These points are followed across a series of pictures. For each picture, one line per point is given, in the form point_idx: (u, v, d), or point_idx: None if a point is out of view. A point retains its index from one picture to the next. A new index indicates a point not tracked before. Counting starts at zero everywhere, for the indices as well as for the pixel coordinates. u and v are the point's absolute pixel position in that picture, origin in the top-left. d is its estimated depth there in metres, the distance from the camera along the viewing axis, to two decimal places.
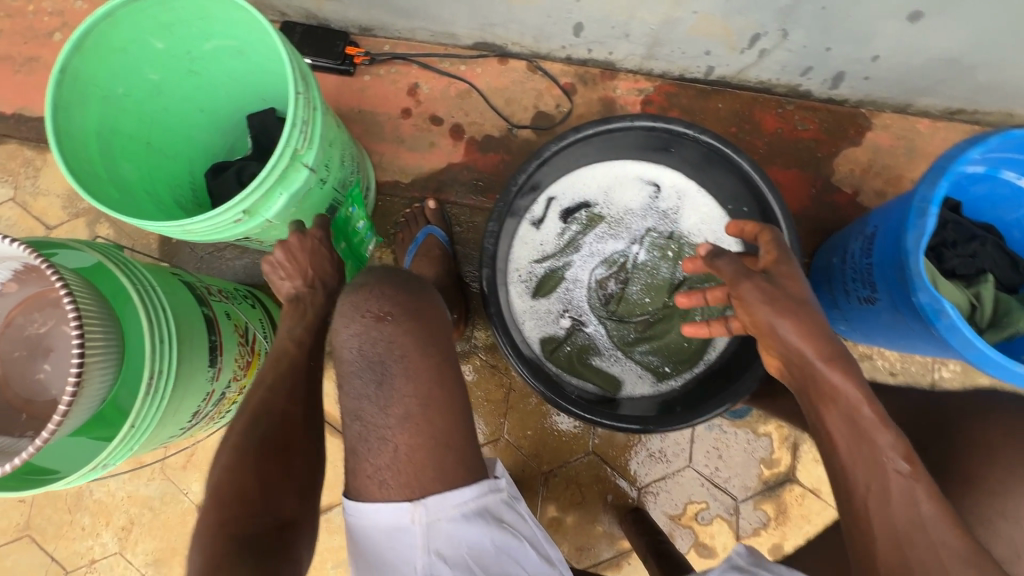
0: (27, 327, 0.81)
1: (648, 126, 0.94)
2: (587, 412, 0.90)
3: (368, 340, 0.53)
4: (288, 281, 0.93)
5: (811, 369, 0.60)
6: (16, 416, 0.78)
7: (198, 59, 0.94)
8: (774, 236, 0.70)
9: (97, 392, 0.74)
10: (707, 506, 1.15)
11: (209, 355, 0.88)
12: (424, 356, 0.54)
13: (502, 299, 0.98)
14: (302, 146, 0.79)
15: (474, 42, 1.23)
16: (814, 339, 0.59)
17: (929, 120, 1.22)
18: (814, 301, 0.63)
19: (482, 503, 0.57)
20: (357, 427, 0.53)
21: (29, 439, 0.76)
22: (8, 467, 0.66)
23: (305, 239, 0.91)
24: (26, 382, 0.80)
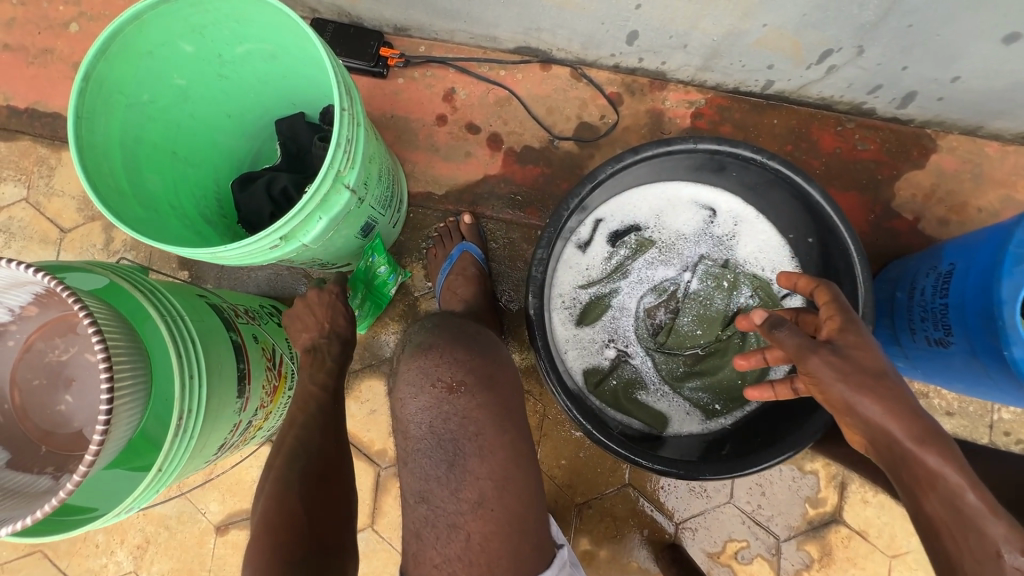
0: (47, 353, 0.75)
1: (712, 149, 0.87)
2: (638, 455, 0.84)
3: (441, 413, 0.57)
4: (305, 332, 0.95)
5: (900, 451, 0.57)
6: (36, 449, 0.73)
7: (228, 64, 0.88)
8: (832, 294, 0.67)
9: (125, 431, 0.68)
10: (748, 545, 1.10)
11: (237, 385, 0.82)
12: (498, 434, 0.58)
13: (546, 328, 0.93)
14: (345, 167, 0.73)
15: (517, 46, 1.16)
16: (901, 418, 0.57)
17: (999, 144, 1.14)
18: (890, 370, 0.60)
19: None
20: (425, 510, 0.56)
21: (49, 477, 0.70)
22: (31, 518, 0.60)
23: (323, 294, 0.95)
24: (45, 413, 0.74)
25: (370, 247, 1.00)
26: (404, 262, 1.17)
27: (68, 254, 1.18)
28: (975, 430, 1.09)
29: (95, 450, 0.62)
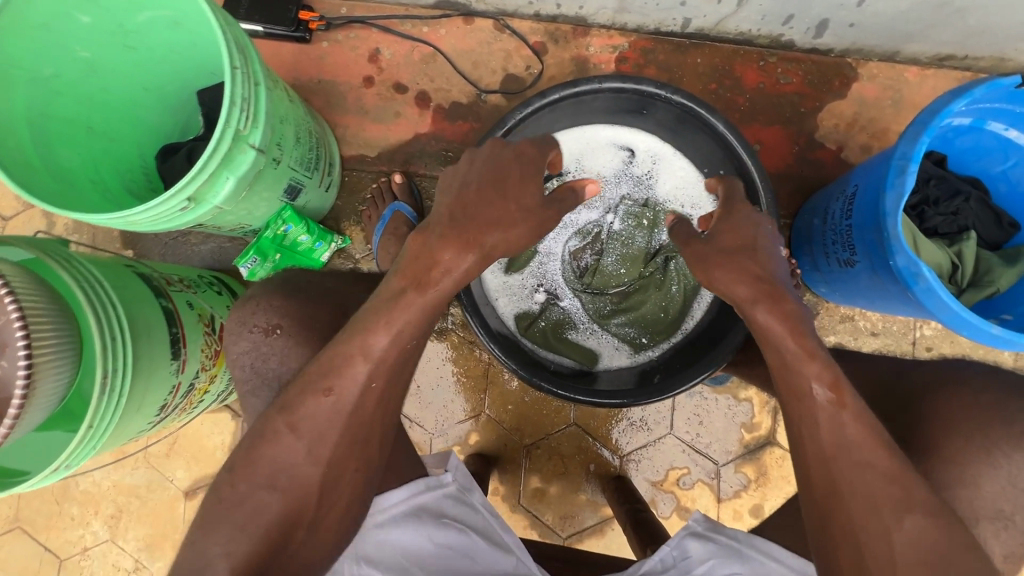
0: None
1: (617, 88, 0.88)
2: (563, 388, 0.88)
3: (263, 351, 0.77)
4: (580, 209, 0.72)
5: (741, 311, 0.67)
6: None
7: (132, 33, 0.87)
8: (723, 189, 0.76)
9: (55, 392, 0.71)
10: (689, 472, 1.16)
11: (171, 349, 0.85)
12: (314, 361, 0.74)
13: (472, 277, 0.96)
14: (246, 126, 0.75)
15: (436, 1, 1.15)
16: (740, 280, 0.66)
17: (918, 68, 1.16)
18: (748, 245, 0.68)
19: (412, 502, 0.77)
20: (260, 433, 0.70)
21: None
22: None
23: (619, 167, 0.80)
24: None
25: (280, 215, 1.00)
26: (342, 226, 1.19)
27: None
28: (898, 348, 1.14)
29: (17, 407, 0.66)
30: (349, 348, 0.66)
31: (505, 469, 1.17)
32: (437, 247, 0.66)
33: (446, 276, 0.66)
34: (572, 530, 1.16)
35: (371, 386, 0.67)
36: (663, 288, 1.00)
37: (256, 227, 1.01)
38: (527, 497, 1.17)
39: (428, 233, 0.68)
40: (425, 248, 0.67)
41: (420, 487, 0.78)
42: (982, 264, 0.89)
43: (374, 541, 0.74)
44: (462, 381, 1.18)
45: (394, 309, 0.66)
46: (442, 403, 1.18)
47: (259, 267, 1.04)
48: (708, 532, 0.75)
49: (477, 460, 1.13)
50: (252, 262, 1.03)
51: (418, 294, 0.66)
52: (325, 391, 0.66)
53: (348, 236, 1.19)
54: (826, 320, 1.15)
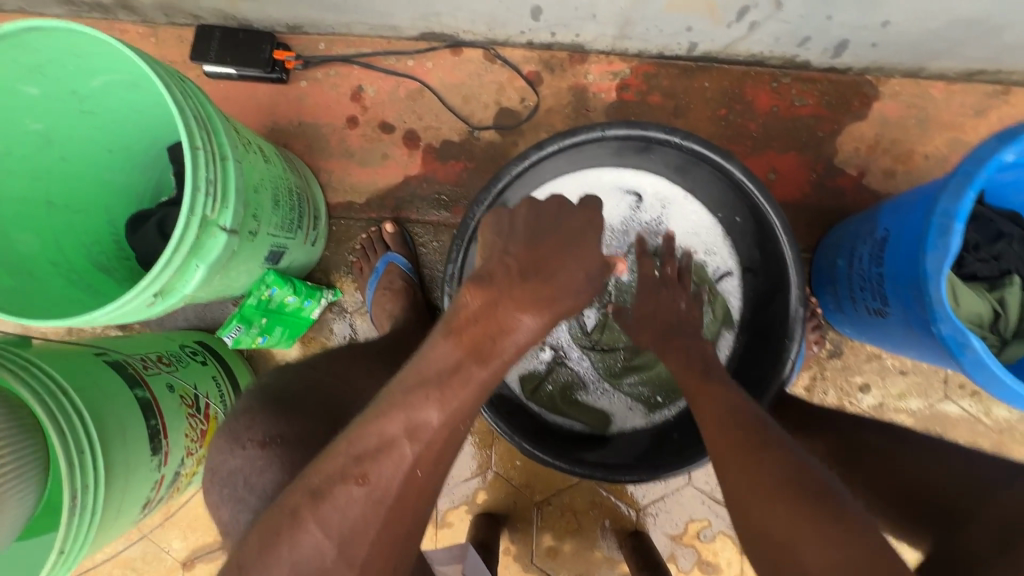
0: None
1: (623, 135, 0.81)
2: (576, 464, 0.81)
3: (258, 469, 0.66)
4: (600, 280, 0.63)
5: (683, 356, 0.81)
6: None
7: (88, 99, 0.79)
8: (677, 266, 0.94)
9: (19, 517, 0.65)
10: (710, 524, 1.10)
11: (150, 443, 0.79)
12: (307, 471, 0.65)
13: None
14: (214, 210, 0.67)
15: (420, 33, 1.06)
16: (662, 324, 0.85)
17: (944, 83, 1.07)
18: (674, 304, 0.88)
19: None
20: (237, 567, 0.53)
21: None
22: None
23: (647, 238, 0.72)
24: None
25: (264, 280, 0.93)
26: (332, 278, 1.12)
27: None
28: (929, 387, 1.07)
29: None
30: (389, 428, 0.52)
31: (516, 527, 1.12)
32: (503, 306, 0.58)
33: (513, 345, 0.58)
34: None
35: (416, 473, 0.53)
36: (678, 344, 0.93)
37: (238, 295, 0.94)
38: (540, 555, 1.11)
39: (493, 289, 0.59)
40: (489, 306, 0.58)
41: None
42: None
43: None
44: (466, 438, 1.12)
45: (447, 384, 0.54)
46: None
47: (244, 335, 0.98)
48: None
49: (486, 523, 1.07)
50: (237, 330, 0.97)
51: (478, 366, 0.56)
52: (358, 479, 0.51)
53: (339, 288, 1.12)
54: (851, 360, 1.09)
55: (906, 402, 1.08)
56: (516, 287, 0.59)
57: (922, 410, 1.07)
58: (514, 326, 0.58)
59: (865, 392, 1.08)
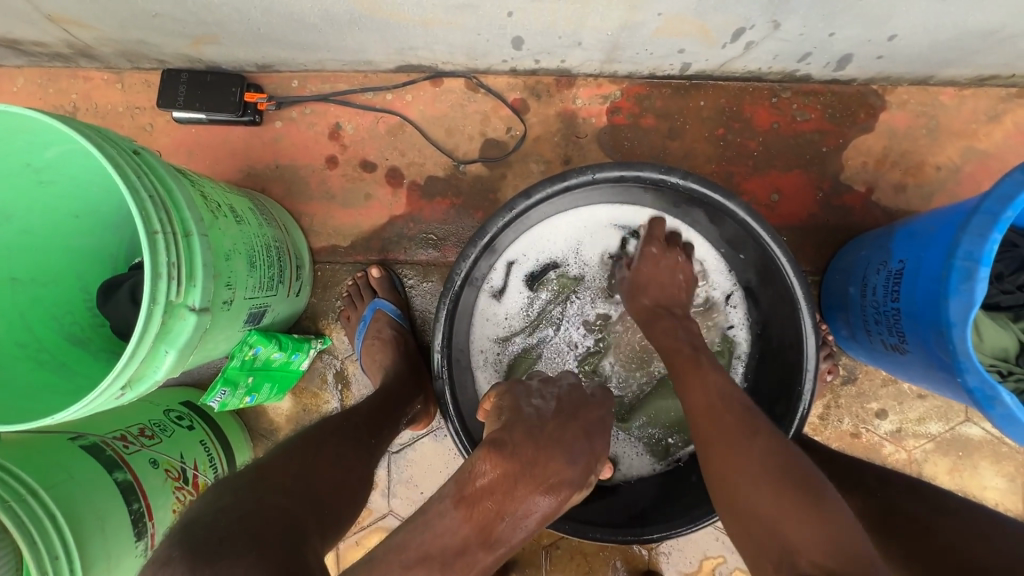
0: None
1: (614, 177, 0.76)
2: (588, 526, 0.76)
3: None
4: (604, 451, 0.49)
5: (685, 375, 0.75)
6: None
7: (44, 168, 0.75)
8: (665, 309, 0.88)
9: None
10: (725, 561, 1.06)
11: (134, 529, 0.75)
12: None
13: (466, 394, 0.85)
14: (179, 293, 0.63)
15: (397, 66, 1.01)
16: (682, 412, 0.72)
17: (954, 90, 1.01)
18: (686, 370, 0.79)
19: None
20: None
21: None
22: None
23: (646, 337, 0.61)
24: None
25: (246, 340, 0.88)
26: (321, 325, 1.08)
27: None
28: (950, 409, 1.02)
29: None
30: None
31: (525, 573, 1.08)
32: (525, 488, 0.41)
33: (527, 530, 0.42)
34: None
35: None
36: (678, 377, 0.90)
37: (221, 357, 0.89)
38: None
39: (516, 461, 0.42)
40: (509, 482, 0.41)
41: None
42: None
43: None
44: None
45: (450, 567, 0.40)
46: None
47: (231, 397, 0.93)
48: None
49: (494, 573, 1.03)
50: (222, 394, 0.92)
51: (484, 552, 0.41)
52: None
53: (328, 335, 1.08)
54: (866, 385, 1.04)
55: (925, 427, 1.03)
56: (544, 458, 0.43)
57: (943, 433, 1.03)
58: (530, 508, 0.42)
59: (882, 418, 1.03)
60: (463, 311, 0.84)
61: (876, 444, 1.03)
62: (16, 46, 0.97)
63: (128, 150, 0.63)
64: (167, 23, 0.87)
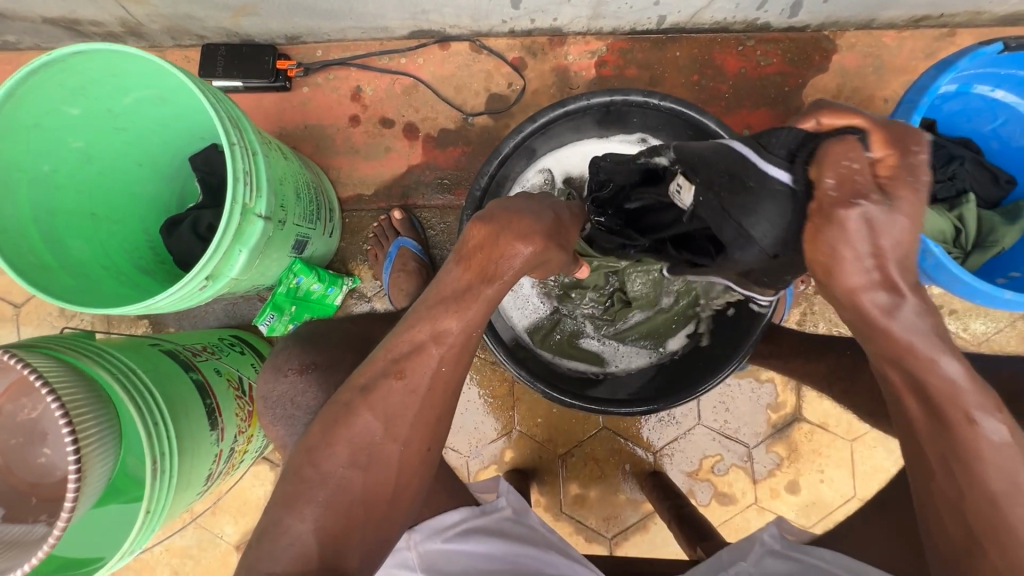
0: (18, 414, 0.76)
1: (606, 102, 0.90)
2: (587, 402, 0.89)
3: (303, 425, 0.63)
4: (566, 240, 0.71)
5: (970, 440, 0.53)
6: (27, 501, 0.75)
7: (121, 115, 0.87)
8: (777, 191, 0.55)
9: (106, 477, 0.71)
10: (722, 458, 1.19)
11: (208, 419, 0.87)
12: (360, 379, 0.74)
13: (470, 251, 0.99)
14: (252, 198, 0.76)
15: (410, 32, 1.15)
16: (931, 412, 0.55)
17: (895, 32, 1.16)
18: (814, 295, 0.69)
19: (475, 523, 0.82)
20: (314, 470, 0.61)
21: (44, 523, 0.72)
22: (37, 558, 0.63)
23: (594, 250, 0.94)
24: (29, 467, 0.76)
25: (291, 268, 1.01)
26: (350, 267, 1.21)
27: (27, 329, 1.18)
28: None
29: (73, 497, 0.65)
30: (418, 334, 0.63)
31: (544, 480, 1.20)
32: (505, 236, 0.63)
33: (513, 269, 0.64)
34: (617, 529, 1.19)
35: None
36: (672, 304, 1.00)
37: (269, 285, 1.02)
38: (568, 504, 1.20)
39: (495, 223, 0.64)
40: (492, 236, 0.64)
41: (476, 512, 0.84)
42: (985, 225, 0.91)
43: (432, 555, 0.77)
44: (489, 402, 1.20)
45: (462, 299, 0.64)
46: (472, 425, 1.21)
47: (278, 322, 1.07)
48: (787, 550, 0.77)
49: (517, 477, 1.15)
50: (271, 318, 1.05)
51: (485, 286, 0.64)
52: (397, 373, 0.63)
53: (357, 275, 1.20)
54: None
55: None
56: (515, 219, 0.65)
57: None
58: (513, 252, 0.63)
59: None
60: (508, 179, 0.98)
61: None
62: (74, 27, 1.11)
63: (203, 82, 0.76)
64: None
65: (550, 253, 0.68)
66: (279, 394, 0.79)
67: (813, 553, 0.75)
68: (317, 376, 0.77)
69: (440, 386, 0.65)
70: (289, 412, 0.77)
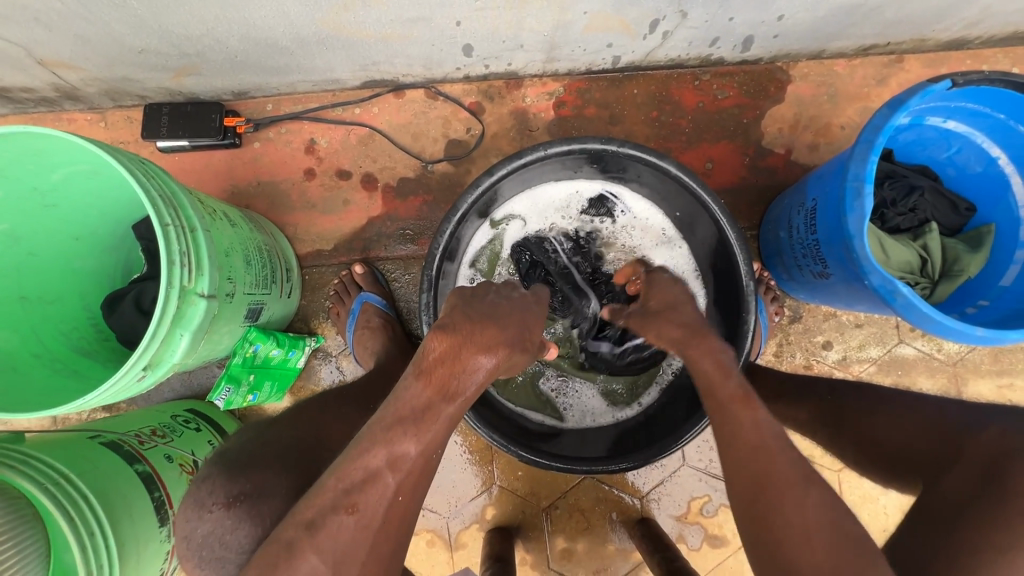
0: None
1: (565, 150, 0.87)
2: (567, 461, 0.85)
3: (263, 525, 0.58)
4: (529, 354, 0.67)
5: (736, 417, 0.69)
6: None
7: (50, 194, 0.82)
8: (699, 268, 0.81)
9: None
10: (710, 499, 1.15)
11: (157, 514, 0.80)
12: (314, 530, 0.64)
13: (446, 284, 0.94)
14: (190, 279, 0.71)
15: (362, 82, 1.12)
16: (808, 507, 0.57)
17: (845, 61, 1.17)
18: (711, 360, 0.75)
19: None
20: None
21: None
22: None
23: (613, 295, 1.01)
24: None
25: (247, 337, 0.95)
26: (313, 325, 1.16)
27: None
28: (885, 334, 1.15)
29: None
30: (373, 461, 0.56)
31: (529, 537, 1.14)
32: (466, 350, 0.60)
33: (473, 384, 0.61)
34: None
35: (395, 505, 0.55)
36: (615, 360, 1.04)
37: (223, 356, 0.96)
38: (556, 559, 1.14)
39: (455, 335, 0.61)
40: (453, 351, 0.60)
41: None
42: (949, 253, 0.91)
43: None
44: (467, 457, 1.15)
45: (421, 420, 0.58)
46: (450, 483, 1.15)
47: (235, 395, 0.99)
48: None
49: (500, 538, 1.10)
50: (227, 392, 0.97)
51: (446, 404, 0.59)
52: (349, 508, 0.54)
53: (321, 334, 1.15)
54: (811, 321, 1.16)
55: (867, 352, 1.16)
56: (477, 330, 0.62)
57: (882, 356, 1.15)
58: (475, 366, 0.60)
59: (828, 348, 1.16)
60: (482, 212, 0.95)
61: (827, 373, 1.15)
62: (2, 94, 1.04)
63: (136, 161, 0.71)
64: (150, 58, 0.95)
65: (513, 360, 0.65)
66: (206, 532, 0.68)
67: None
68: (246, 509, 0.67)
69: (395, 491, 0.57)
70: (216, 554, 0.66)
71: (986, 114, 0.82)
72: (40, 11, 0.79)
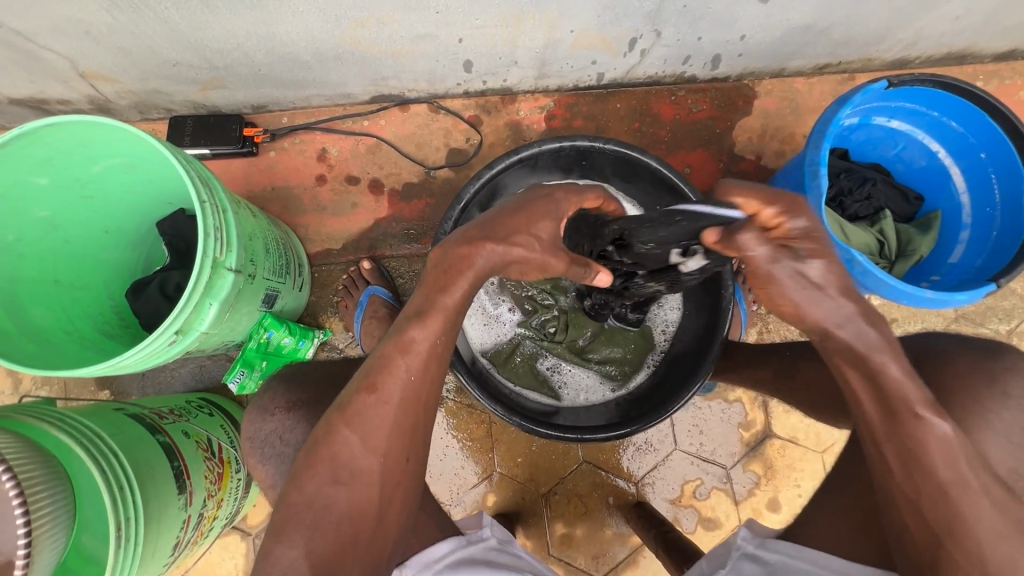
0: None
1: (556, 147, 0.98)
2: (563, 431, 0.91)
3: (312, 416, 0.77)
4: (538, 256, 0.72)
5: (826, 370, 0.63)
6: None
7: (89, 184, 0.89)
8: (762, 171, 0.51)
9: (57, 549, 0.69)
10: (702, 482, 1.20)
11: (177, 483, 0.84)
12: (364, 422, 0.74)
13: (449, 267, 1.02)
14: (222, 253, 0.78)
15: (371, 97, 1.23)
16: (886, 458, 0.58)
17: (804, 79, 1.32)
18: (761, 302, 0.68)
19: (464, 554, 0.76)
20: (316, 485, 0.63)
21: None
22: None
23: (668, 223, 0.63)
24: None
25: (262, 323, 1.02)
26: (321, 320, 1.22)
27: None
28: None
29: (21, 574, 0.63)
30: (383, 350, 0.65)
31: (529, 523, 1.18)
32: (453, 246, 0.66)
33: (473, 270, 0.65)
34: (607, 567, 1.17)
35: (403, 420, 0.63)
36: (605, 344, 1.10)
37: (239, 341, 1.02)
38: (556, 545, 1.18)
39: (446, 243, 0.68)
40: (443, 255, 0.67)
41: (461, 541, 0.77)
42: (903, 237, 1.01)
43: None
44: (468, 445, 1.19)
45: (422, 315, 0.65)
46: (453, 471, 1.19)
47: (248, 379, 1.05)
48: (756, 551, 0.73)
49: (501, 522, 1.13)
50: (241, 375, 1.04)
51: (442, 295, 0.65)
52: (369, 389, 0.64)
53: (329, 327, 1.22)
54: None
55: None
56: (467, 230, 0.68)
57: None
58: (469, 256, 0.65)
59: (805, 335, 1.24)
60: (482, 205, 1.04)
61: None
62: (40, 106, 1.14)
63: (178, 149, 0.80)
64: (182, 71, 1.05)
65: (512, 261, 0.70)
66: (268, 432, 0.83)
67: (778, 550, 0.73)
68: (305, 411, 0.82)
69: (409, 396, 0.65)
70: (276, 450, 0.80)
71: (922, 112, 0.96)
72: (92, 25, 0.89)
